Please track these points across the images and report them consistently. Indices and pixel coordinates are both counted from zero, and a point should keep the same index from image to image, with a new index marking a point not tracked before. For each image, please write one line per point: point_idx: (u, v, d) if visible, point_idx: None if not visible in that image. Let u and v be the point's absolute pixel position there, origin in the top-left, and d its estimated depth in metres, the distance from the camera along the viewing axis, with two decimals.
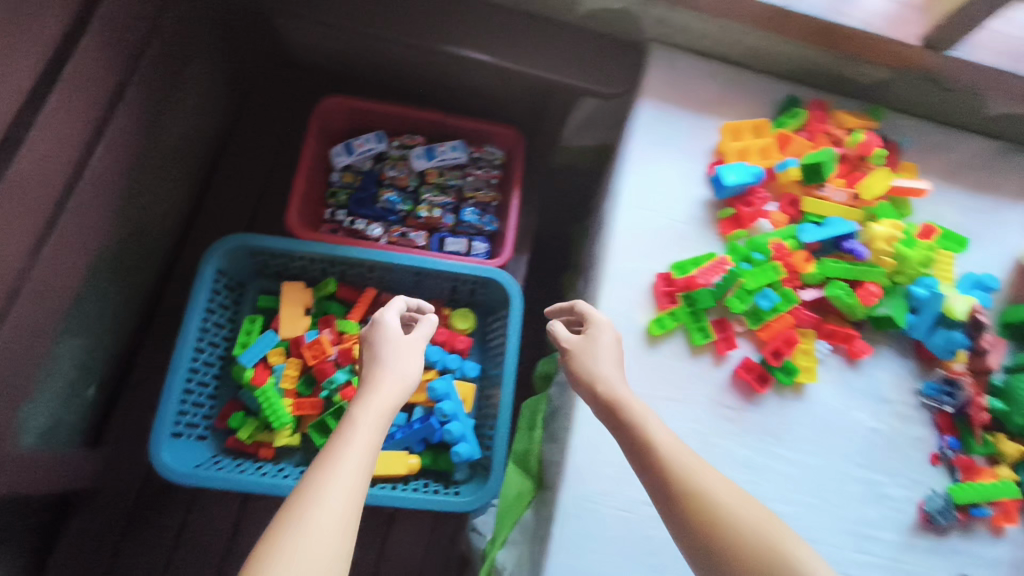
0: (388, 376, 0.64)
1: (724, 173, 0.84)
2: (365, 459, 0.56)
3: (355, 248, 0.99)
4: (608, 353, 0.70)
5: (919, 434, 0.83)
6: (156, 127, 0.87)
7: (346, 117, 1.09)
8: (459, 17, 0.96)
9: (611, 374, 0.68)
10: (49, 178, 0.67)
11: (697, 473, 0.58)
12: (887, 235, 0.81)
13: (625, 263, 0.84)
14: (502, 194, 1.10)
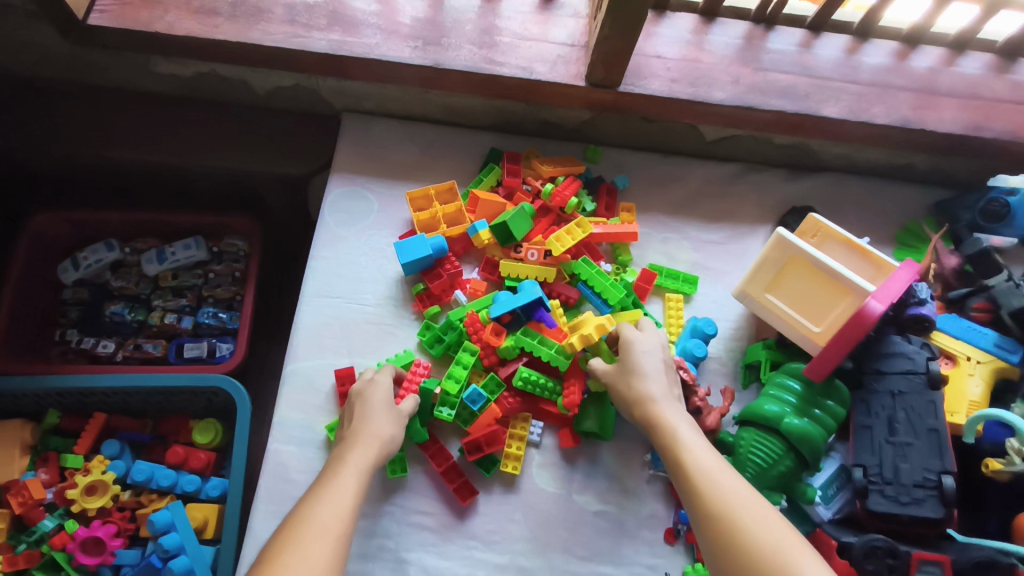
0: (370, 436, 0.64)
1: (401, 248, 0.77)
2: (346, 505, 0.56)
3: (62, 376, 0.90)
4: (651, 365, 0.67)
5: (649, 509, 0.73)
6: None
7: (71, 231, 1.02)
8: (139, 116, 0.91)
9: (658, 397, 0.65)
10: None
11: (712, 480, 0.56)
12: (594, 335, 0.71)
13: (304, 363, 0.76)
14: (247, 287, 1.03)
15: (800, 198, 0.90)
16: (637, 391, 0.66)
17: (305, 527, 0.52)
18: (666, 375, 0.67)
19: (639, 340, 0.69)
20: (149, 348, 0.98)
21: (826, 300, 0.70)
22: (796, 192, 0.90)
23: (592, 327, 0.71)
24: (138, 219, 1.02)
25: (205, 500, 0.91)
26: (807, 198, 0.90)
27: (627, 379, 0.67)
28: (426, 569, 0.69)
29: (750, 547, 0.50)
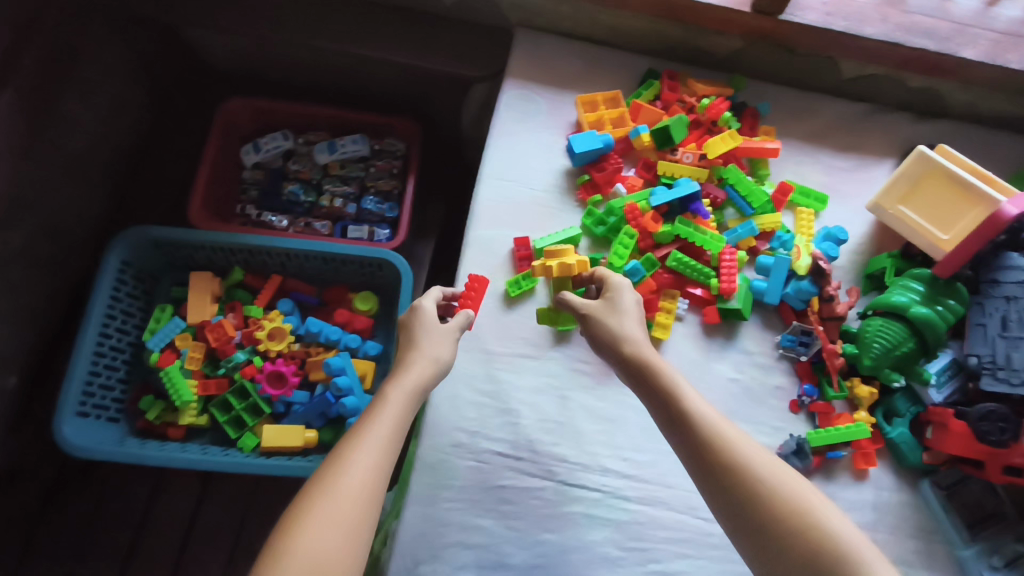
0: (419, 364, 0.67)
1: (576, 140, 0.88)
2: (392, 433, 0.60)
3: (252, 236, 1.03)
4: (627, 308, 0.71)
5: (775, 381, 0.84)
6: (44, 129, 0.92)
7: (254, 119, 1.15)
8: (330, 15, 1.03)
9: (637, 339, 0.68)
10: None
11: (710, 422, 0.60)
12: (574, 267, 0.80)
13: (485, 231, 0.88)
14: (403, 182, 1.16)
15: (923, 139, 0.98)
16: (620, 330, 0.69)
17: (347, 475, 0.56)
18: (640, 321, 0.71)
19: (623, 286, 0.73)
20: (316, 226, 1.12)
21: (955, 211, 0.80)
22: (920, 134, 0.99)
23: (575, 262, 0.79)
24: (311, 114, 1.15)
25: (364, 356, 1.05)
26: (930, 139, 0.98)
27: (608, 318, 0.70)
28: (586, 406, 0.81)
29: (751, 487, 0.56)
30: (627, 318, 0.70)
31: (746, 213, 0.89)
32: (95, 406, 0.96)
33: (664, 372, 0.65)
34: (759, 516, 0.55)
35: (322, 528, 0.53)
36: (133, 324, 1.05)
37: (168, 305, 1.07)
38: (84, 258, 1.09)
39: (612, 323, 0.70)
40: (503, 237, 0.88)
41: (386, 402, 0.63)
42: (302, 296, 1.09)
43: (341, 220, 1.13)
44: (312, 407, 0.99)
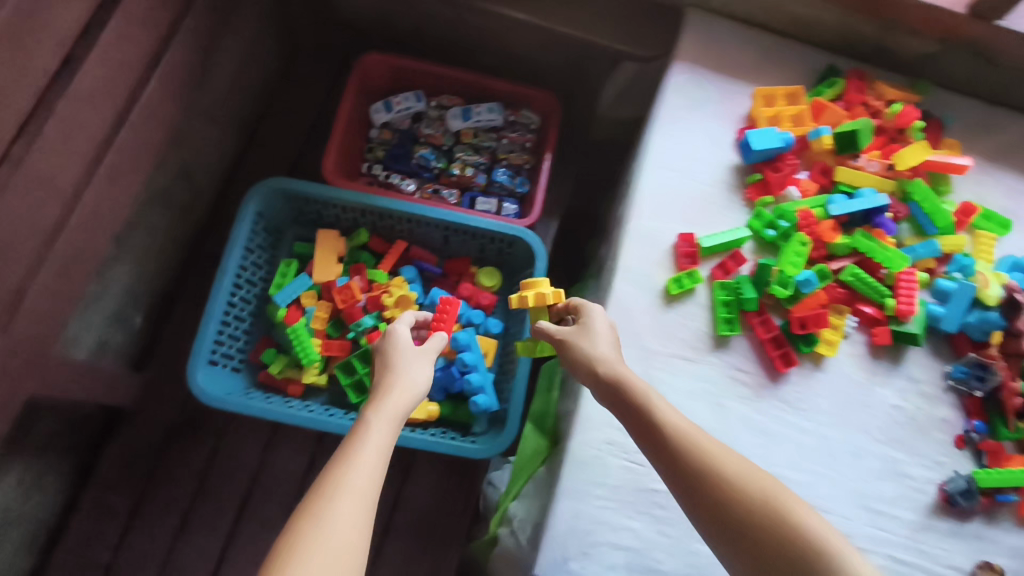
0: (399, 387, 0.67)
1: (754, 136, 0.83)
2: (384, 449, 0.60)
3: (388, 199, 1.00)
4: (601, 332, 0.70)
5: (939, 414, 0.80)
6: (207, 68, 0.89)
7: (389, 76, 1.12)
8: None
9: (611, 357, 0.68)
10: (112, 89, 0.70)
11: (682, 432, 0.60)
12: (548, 297, 0.77)
13: (648, 222, 0.84)
14: (535, 157, 1.12)
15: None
16: (582, 351, 0.69)
17: (340, 491, 0.55)
18: (614, 339, 0.71)
19: (599, 311, 0.73)
20: (444, 194, 1.09)
21: None
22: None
23: (548, 292, 0.77)
24: (449, 76, 1.10)
25: (486, 333, 1.02)
26: None
27: (580, 341, 0.70)
28: (744, 417, 0.78)
29: (740, 510, 0.56)
30: (600, 340, 0.70)
31: (927, 232, 0.84)
32: (220, 355, 0.95)
33: (638, 385, 0.64)
34: (758, 537, 0.54)
35: (314, 553, 0.51)
36: (257, 276, 1.03)
37: (292, 260, 1.05)
38: (210, 202, 1.07)
39: (579, 346, 0.69)
40: (665, 229, 0.84)
41: (371, 425, 0.62)
42: (423, 263, 1.06)
43: (470, 191, 1.10)
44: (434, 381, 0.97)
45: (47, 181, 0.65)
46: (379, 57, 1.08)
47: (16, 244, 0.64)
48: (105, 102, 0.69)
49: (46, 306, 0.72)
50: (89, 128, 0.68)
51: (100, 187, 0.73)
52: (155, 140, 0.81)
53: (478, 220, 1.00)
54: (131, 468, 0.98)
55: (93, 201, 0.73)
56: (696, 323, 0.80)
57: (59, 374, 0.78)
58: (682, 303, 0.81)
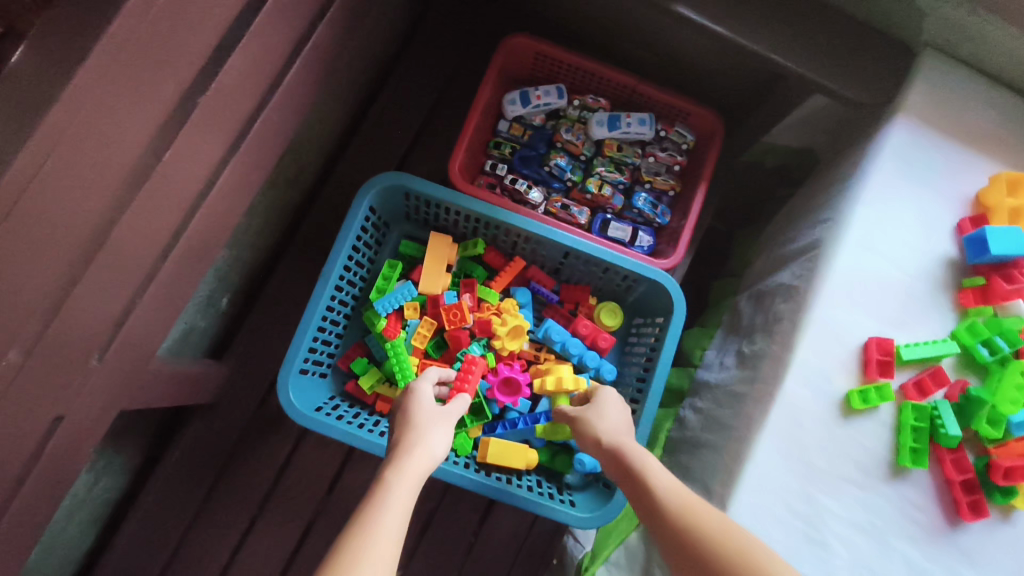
0: (418, 446, 0.62)
1: (992, 235, 0.68)
2: (400, 504, 0.55)
3: (518, 216, 0.88)
4: (607, 409, 0.71)
5: None
6: (345, 42, 0.76)
7: (531, 62, 0.97)
8: None
9: (622, 434, 0.68)
10: (254, 80, 0.58)
11: (680, 500, 0.58)
12: (568, 384, 0.82)
13: (836, 313, 0.71)
14: (683, 185, 0.98)
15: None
16: (594, 428, 0.69)
17: (362, 535, 0.51)
18: (623, 420, 0.70)
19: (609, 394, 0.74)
20: (573, 211, 0.96)
21: None
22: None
23: (568, 377, 0.83)
24: (599, 76, 0.95)
25: (597, 378, 0.92)
26: None
27: (590, 419, 0.71)
28: (909, 561, 0.67)
29: None
30: (604, 415, 0.70)
31: None
32: (311, 363, 0.87)
33: (639, 455, 0.64)
34: None
35: None
36: (356, 275, 0.93)
37: (395, 261, 0.94)
38: (312, 180, 0.96)
39: (589, 423, 0.70)
40: (853, 325, 0.71)
41: (395, 476, 0.58)
42: (538, 287, 0.95)
43: (602, 212, 0.97)
44: (538, 430, 0.87)
45: (172, 196, 0.54)
46: (525, 42, 0.93)
47: (133, 268, 0.54)
48: (244, 101, 0.58)
49: (150, 324, 0.63)
50: (222, 133, 0.57)
51: (221, 194, 0.62)
52: (283, 130, 0.69)
53: (615, 258, 0.87)
54: (200, 461, 0.92)
55: (213, 209, 0.62)
56: (874, 446, 0.68)
57: (151, 385, 0.70)
58: (860, 418, 0.69)
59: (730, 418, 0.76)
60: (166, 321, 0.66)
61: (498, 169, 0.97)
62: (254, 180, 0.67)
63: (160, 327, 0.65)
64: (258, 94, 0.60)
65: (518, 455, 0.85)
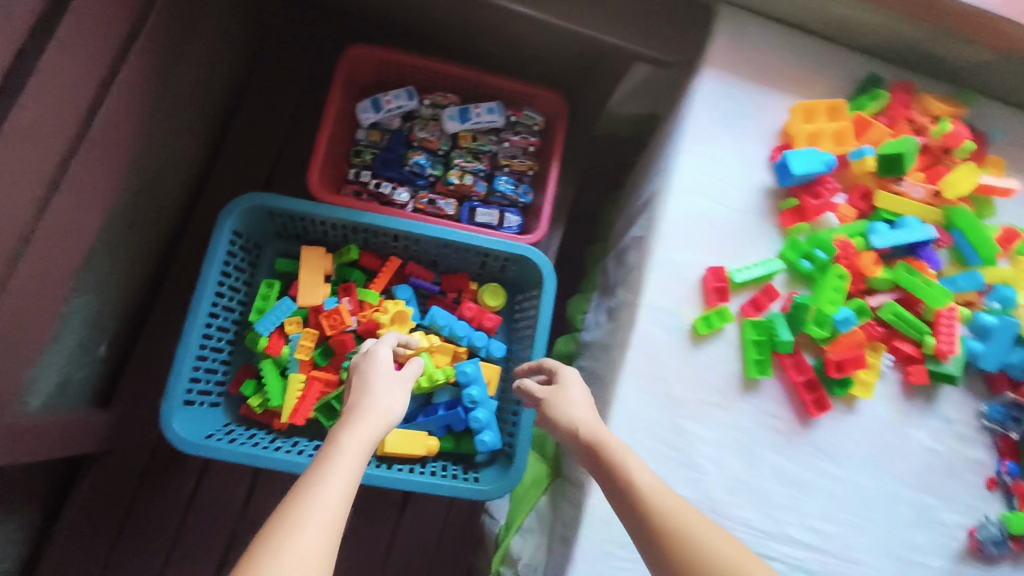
0: (370, 410, 0.57)
1: (792, 157, 0.76)
2: (348, 486, 0.50)
3: (380, 215, 0.91)
4: (582, 399, 0.67)
5: (969, 457, 0.76)
6: (174, 74, 0.77)
7: (376, 70, 1.01)
8: None
9: (598, 425, 0.64)
10: (56, 119, 0.58)
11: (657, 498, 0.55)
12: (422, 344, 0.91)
13: (674, 252, 0.77)
14: (540, 163, 1.03)
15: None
16: (572, 420, 0.65)
17: (297, 528, 0.46)
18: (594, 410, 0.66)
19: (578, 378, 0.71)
20: (440, 204, 0.99)
21: None
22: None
23: (422, 339, 0.91)
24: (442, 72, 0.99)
25: (488, 358, 0.96)
26: None
27: (564, 407, 0.67)
28: (774, 466, 0.73)
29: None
30: (581, 403, 0.66)
31: (969, 262, 0.78)
32: (197, 394, 0.87)
33: (621, 453, 0.60)
34: None
35: None
36: (234, 300, 0.93)
37: (272, 281, 0.95)
38: (176, 214, 0.96)
39: (566, 410, 0.66)
40: (690, 261, 0.76)
41: (348, 435, 0.54)
42: (417, 282, 0.98)
43: (470, 201, 1.01)
44: (438, 419, 0.90)
45: None
46: (365, 49, 0.96)
47: None
48: (48, 140, 0.58)
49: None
50: (29, 174, 0.57)
51: (49, 236, 0.62)
52: (116, 164, 0.70)
53: (480, 240, 0.91)
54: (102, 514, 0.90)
55: (43, 252, 0.62)
56: (723, 367, 0.74)
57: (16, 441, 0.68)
58: (709, 343, 0.75)
59: (603, 367, 0.80)
60: (16, 371, 0.65)
61: (363, 175, 1.00)
62: (88, 217, 0.67)
63: (13, 377, 0.65)
64: (65, 132, 0.60)
65: (416, 442, 0.88)
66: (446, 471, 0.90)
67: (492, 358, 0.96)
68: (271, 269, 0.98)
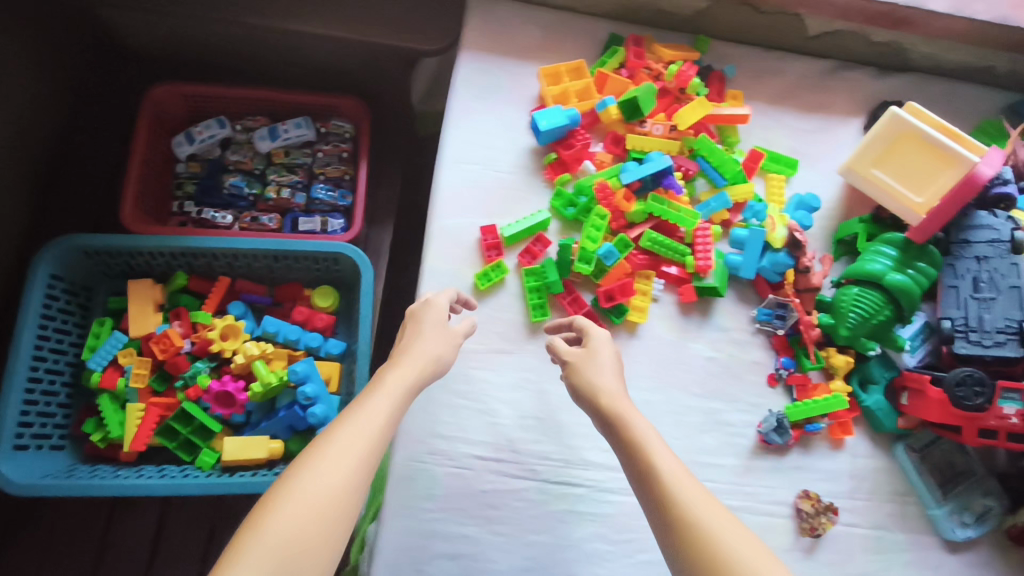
0: (411, 366, 0.60)
1: (540, 116, 0.82)
2: (367, 445, 0.52)
3: (195, 237, 0.95)
4: (605, 357, 0.63)
5: (750, 361, 0.83)
6: None
7: (184, 104, 1.06)
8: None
9: (616, 383, 0.60)
10: None
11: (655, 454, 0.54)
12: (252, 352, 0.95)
13: (449, 220, 0.82)
14: (355, 167, 1.08)
15: (888, 94, 0.96)
16: (587, 376, 0.61)
17: (292, 483, 0.49)
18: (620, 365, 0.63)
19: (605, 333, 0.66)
20: (264, 219, 1.04)
21: (930, 172, 0.77)
22: (884, 90, 0.96)
23: (253, 347, 0.95)
24: (249, 97, 1.05)
25: (328, 356, 1.00)
26: (895, 96, 0.96)
27: (582, 365, 0.62)
28: (565, 398, 0.78)
29: (702, 534, 0.49)
30: (599, 351, 0.63)
31: (718, 184, 0.86)
32: (30, 437, 0.88)
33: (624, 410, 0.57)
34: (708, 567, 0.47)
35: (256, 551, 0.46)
36: (65, 342, 0.95)
37: (104, 318, 0.98)
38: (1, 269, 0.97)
39: (578, 367, 0.62)
40: (464, 225, 0.82)
41: (371, 397, 0.56)
42: (249, 297, 1.02)
43: (293, 214, 1.05)
44: (279, 421, 0.93)
45: None
46: (166, 87, 1.02)
47: None
48: None
49: None
50: None
51: None
52: None
53: (293, 244, 0.95)
54: None
55: None
56: (508, 315, 0.79)
57: None
58: (492, 296, 0.80)
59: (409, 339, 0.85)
60: None
61: (185, 205, 1.04)
62: None
63: None
64: None
65: (256, 445, 0.91)
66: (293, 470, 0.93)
67: (332, 356, 1.01)
68: (103, 308, 1.00)
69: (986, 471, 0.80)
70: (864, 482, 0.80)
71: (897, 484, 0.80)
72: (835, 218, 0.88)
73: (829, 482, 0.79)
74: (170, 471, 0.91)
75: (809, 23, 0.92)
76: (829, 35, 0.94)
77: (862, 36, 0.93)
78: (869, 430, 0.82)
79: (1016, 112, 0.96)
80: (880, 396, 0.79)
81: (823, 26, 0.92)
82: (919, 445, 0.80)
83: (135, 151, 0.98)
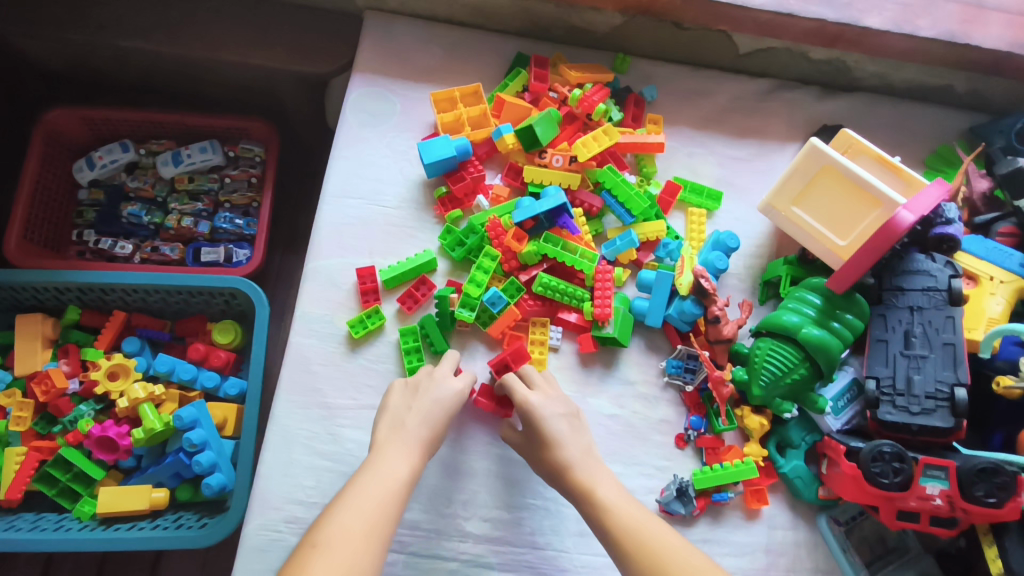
0: (413, 437, 0.61)
1: (425, 148, 0.74)
2: (390, 500, 0.55)
3: (78, 271, 0.89)
4: (559, 426, 0.64)
5: (656, 419, 0.74)
6: None
7: (84, 129, 1.00)
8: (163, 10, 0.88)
9: (575, 448, 0.63)
10: None
11: (617, 509, 0.57)
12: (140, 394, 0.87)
13: (326, 261, 0.75)
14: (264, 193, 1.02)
15: (831, 116, 0.87)
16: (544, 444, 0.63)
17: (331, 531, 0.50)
18: (576, 430, 0.64)
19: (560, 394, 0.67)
20: (165, 250, 0.98)
21: (855, 213, 0.69)
22: (828, 112, 0.87)
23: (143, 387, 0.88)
24: (153, 120, 1.00)
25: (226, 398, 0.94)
26: (837, 119, 0.87)
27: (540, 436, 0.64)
28: (440, 460, 0.71)
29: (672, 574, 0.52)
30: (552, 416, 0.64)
31: (626, 222, 0.78)
32: None
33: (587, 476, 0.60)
34: None
35: None
36: None
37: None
38: None
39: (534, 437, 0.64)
40: (343, 266, 0.75)
41: (385, 459, 0.58)
42: (146, 332, 0.96)
43: (197, 243, 0.99)
44: (165, 468, 0.86)
45: None
46: (61, 111, 0.96)
47: None
48: None
49: None
50: None
51: None
52: None
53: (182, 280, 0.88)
54: None
55: None
56: (384, 364, 0.72)
57: None
58: (369, 346, 0.73)
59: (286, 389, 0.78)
60: None
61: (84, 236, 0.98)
62: None
63: None
64: None
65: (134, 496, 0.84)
66: (174, 522, 0.86)
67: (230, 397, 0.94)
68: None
69: (922, 548, 0.71)
70: (779, 559, 0.71)
71: (818, 562, 0.71)
72: (761, 257, 0.80)
73: (739, 559, 0.70)
74: (46, 522, 0.85)
75: (738, 40, 0.83)
76: (762, 53, 0.85)
77: (799, 54, 0.84)
78: (788, 500, 0.73)
79: (974, 136, 0.86)
80: (799, 461, 0.71)
81: (753, 43, 0.83)
82: (843, 519, 0.71)
83: (26, 179, 0.93)
